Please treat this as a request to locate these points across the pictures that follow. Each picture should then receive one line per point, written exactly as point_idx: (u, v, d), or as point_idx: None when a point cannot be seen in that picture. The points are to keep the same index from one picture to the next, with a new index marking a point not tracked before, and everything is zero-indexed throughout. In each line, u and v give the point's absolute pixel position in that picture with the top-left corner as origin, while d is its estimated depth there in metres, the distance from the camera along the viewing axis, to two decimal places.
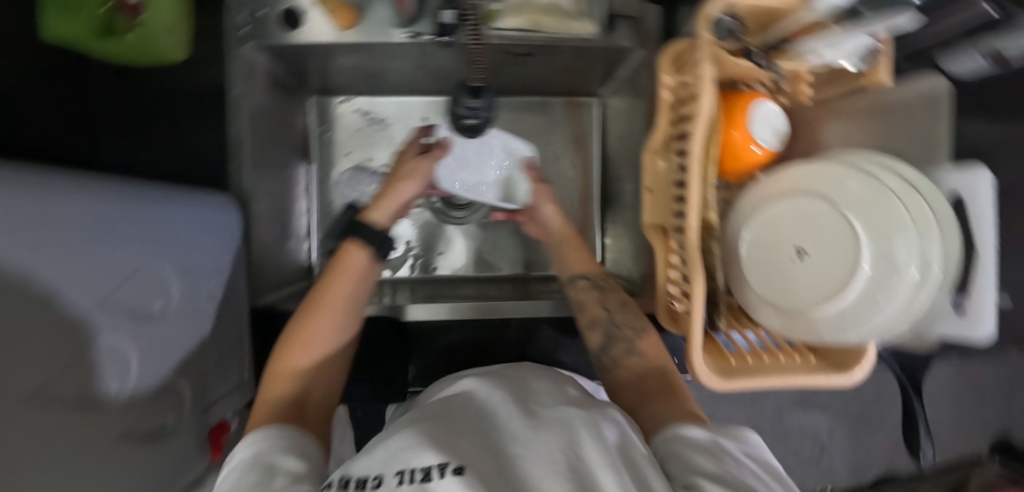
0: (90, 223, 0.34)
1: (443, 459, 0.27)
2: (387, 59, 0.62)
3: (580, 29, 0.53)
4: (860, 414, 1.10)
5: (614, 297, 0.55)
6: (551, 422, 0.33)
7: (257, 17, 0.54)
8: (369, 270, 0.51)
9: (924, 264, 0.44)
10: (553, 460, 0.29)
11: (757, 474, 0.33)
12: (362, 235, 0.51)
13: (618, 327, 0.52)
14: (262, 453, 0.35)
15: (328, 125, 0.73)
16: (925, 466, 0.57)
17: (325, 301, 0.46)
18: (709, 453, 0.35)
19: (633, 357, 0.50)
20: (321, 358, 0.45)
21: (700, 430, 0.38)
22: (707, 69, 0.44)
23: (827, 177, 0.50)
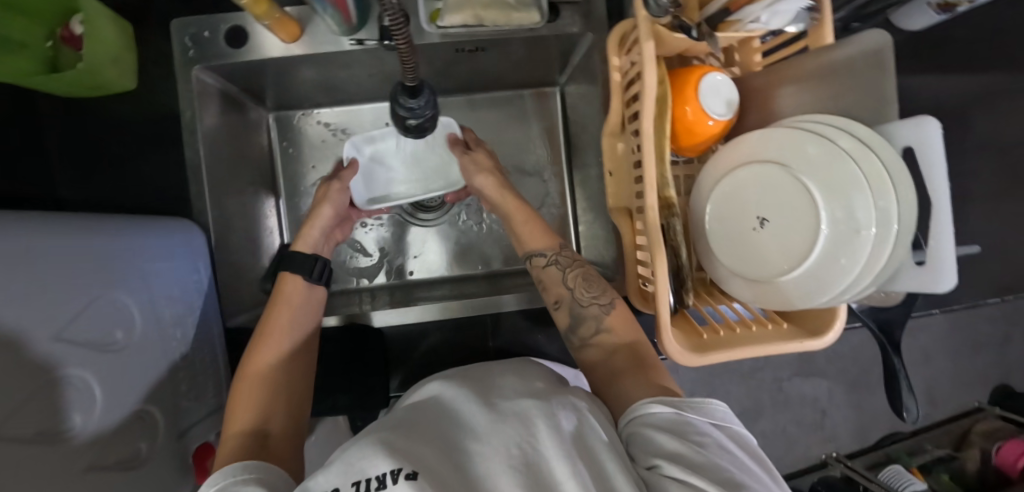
0: (37, 258, 0.34)
1: (397, 464, 0.27)
2: (338, 69, 0.62)
3: (522, 19, 0.53)
4: (857, 376, 1.10)
5: (576, 274, 0.54)
6: (511, 417, 0.33)
7: (203, 39, 0.55)
8: (312, 294, 0.55)
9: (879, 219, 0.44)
10: (509, 458, 0.29)
11: (721, 445, 0.34)
12: (291, 264, 0.55)
13: (585, 306, 0.52)
14: (224, 486, 0.34)
15: (291, 140, 0.73)
16: (912, 421, 0.57)
17: (269, 329, 0.50)
18: (674, 430, 0.35)
19: (601, 335, 0.50)
20: (279, 379, 0.47)
21: (663, 405, 0.38)
22: (648, 47, 0.44)
23: (783, 143, 0.49)
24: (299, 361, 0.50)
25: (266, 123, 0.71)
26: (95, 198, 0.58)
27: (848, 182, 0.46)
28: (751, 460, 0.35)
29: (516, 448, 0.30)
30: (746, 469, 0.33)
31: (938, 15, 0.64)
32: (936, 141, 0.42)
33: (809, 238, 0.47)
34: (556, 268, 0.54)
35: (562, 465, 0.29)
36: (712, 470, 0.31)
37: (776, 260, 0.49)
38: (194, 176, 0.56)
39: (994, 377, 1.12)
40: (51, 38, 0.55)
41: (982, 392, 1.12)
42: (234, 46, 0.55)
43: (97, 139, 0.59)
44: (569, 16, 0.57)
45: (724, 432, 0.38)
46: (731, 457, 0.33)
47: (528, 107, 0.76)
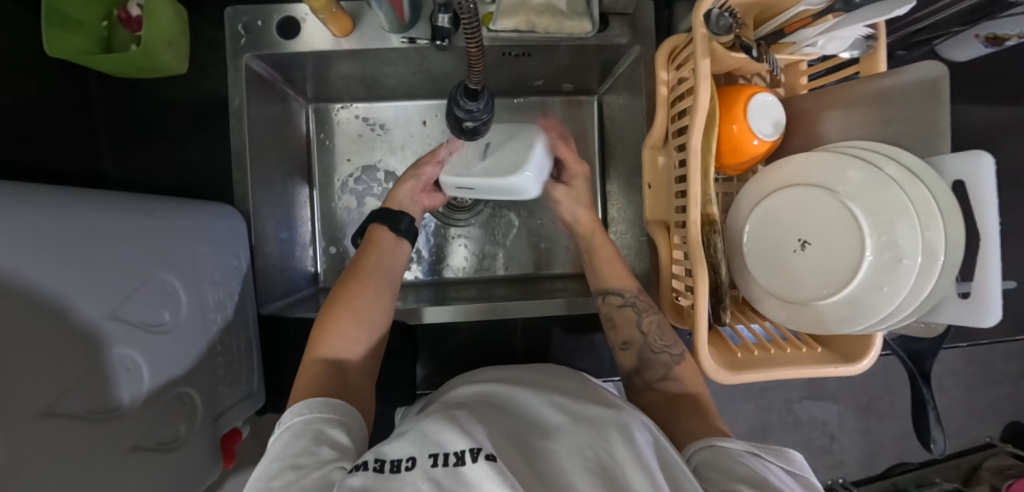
0: (91, 235, 0.34)
1: (476, 445, 0.28)
2: (384, 65, 0.62)
3: (574, 28, 0.53)
4: (870, 403, 1.09)
5: (651, 318, 0.53)
6: (589, 420, 0.34)
7: (254, 28, 0.55)
8: (399, 247, 0.56)
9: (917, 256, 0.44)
10: (584, 459, 0.30)
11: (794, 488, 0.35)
12: (381, 218, 0.57)
13: (656, 352, 0.51)
14: (311, 419, 0.36)
15: (327, 132, 0.74)
16: (938, 455, 0.57)
17: (361, 269, 0.50)
18: (748, 463, 0.36)
19: (668, 382, 0.49)
20: (360, 317, 0.47)
21: (738, 442, 0.39)
22: (704, 64, 0.45)
23: (828, 165, 0.49)
24: (384, 306, 0.49)
25: (306, 115, 0.72)
26: (138, 178, 0.59)
27: (896, 213, 0.45)
28: None
29: (592, 452, 0.30)
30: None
31: (985, 48, 0.64)
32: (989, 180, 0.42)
33: (857, 262, 0.47)
34: (632, 309, 0.54)
35: (637, 472, 0.28)
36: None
37: (812, 285, 0.49)
38: (238, 163, 0.57)
39: (1008, 414, 1.11)
40: (109, 18, 0.55)
41: (994, 428, 1.11)
42: (285, 37, 0.56)
43: (145, 121, 0.59)
44: (618, 28, 0.57)
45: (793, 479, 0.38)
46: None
47: (564, 114, 0.76)
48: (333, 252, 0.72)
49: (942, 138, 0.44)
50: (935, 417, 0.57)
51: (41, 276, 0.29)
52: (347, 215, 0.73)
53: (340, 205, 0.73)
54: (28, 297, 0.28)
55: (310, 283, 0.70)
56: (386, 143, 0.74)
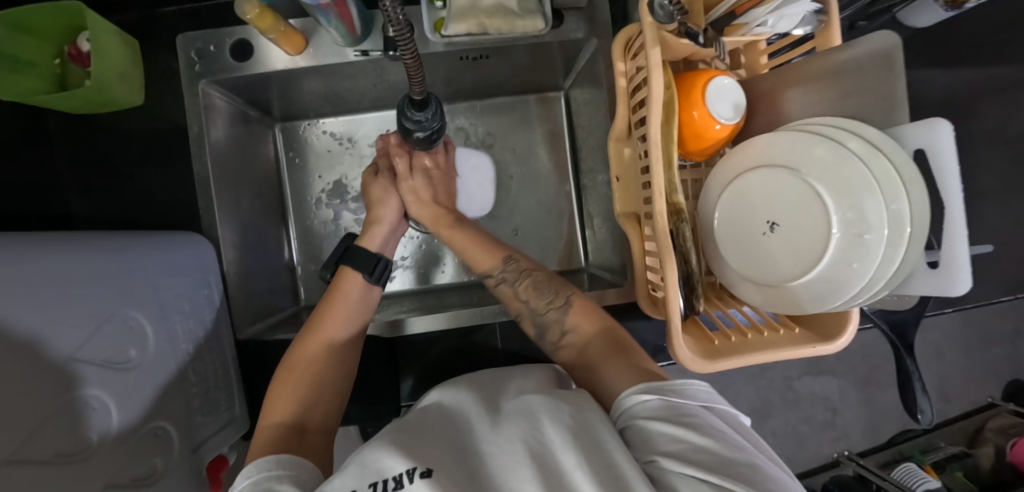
0: (54, 276, 0.34)
1: (411, 464, 0.28)
2: (345, 79, 0.62)
3: (527, 27, 0.53)
4: (868, 373, 1.10)
5: (525, 284, 0.54)
6: (515, 416, 0.34)
7: (208, 53, 0.55)
8: (368, 292, 0.57)
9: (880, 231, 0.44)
10: (516, 453, 0.30)
11: (713, 425, 0.34)
12: (354, 260, 0.59)
13: (543, 313, 0.52)
14: (259, 480, 0.34)
15: (296, 150, 0.73)
16: (928, 425, 0.57)
17: (325, 321, 0.52)
18: (667, 417, 0.34)
19: (569, 335, 0.49)
20: (322, 366, 0.48)
21: (650, 394, 0.37)
22: (655, 53, 0.44)
23: (793, 145, 0.49)
24: (347, 353, 0.51)
25: (273, 135, 0.72)
26: (105, 214, 0.59)
27: (859, 185, 0.45)
28: (740, 436, 0.34)
29: (523, 441, 0.31)
30: (744, 446, 0.32)
31: (944, 12, 0.63)
32: (949, 147, 0.41)
33: (818, 245, 0.47)
34: (507, 284, 0.55)
35: (569, 452, 0.29)
36: (718, 452, 0.30)
37: (786, 265, 0.49)
38: (202, 190, 0.56)
39: (1007, 373, 1.11)
40: (59, 56, 0.55)
41: (994, 388, 1.12)
42: (240, 60, 0.55)
43: (106, 157, 0.59)
44: (573, 22, 0.56)
45: (712, 412, 0.37)
46: (727, 434, 0.33)
47: (533, 113, 0.76)
48: (311, 269, 0.72)
49: (900, 110, 0.44)
50: (923, 387, 0.57)
51: (6, 327, 0.29)
52: (322, 232, 0.73)
53: (315, 222, 0.73)
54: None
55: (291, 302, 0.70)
56: (355, 156, 0.74)
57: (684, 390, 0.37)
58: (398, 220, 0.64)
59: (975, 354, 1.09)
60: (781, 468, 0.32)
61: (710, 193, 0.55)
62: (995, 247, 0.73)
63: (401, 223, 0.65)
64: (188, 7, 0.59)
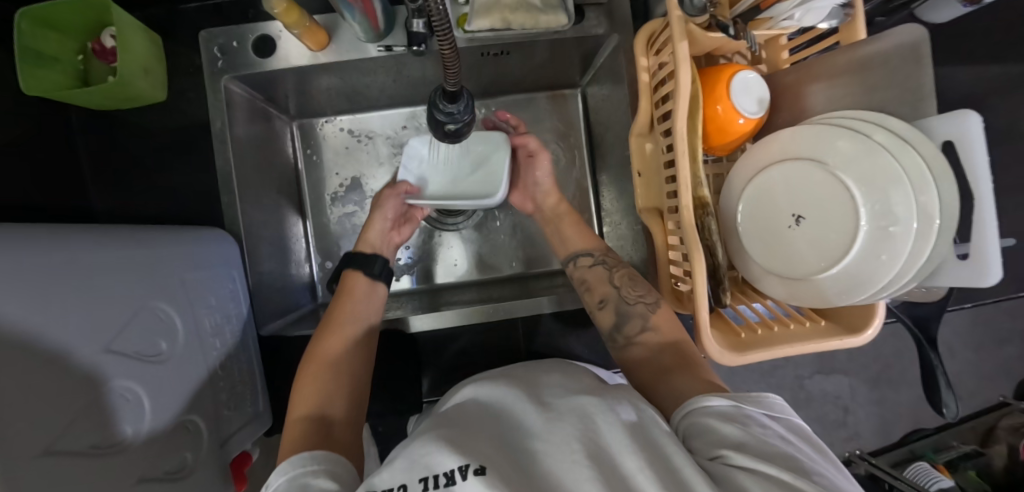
0: (89, 269, 0.34)
1: (464, 461, 0.29)
2: (364, 75, 0.62)
3: (550, 22, 0.53)
4: (881, 372, 1.10)
5: (621, 273, 0.57)
6: (567, 414, 0.34)
7: (231, 49, 0.55)
8: (373, 289, 0.58)
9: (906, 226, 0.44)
10: (572, 453, 0.30)
11: (782, 435, 0.35)
12: (353, 264, 0.60)
13: (631, 304, 0.54)
14: (297, 475, 0.35)
15: (314, 148, 0.74)
16: (954, 420, 0.56)
17: (338, 318, 0.53)
18: (734, 420, 0.35)
19: (647, 333, 0.52)
20: (345, 364, 0.49)
21: (719, 399, 0.38)
22: (681, 46, 0.44)
23: (820, 138, 0.49)
24: (363, 351, 0.52)
25: (290, 132, 0.72)
26: (127, 210, 0.59)
27: (886, 178, 0.45)
28: (807, 446, 0.35)
29: (579, 441, 0.31)
30: (811, 456, 0.33)
31: (963, 7, 0.63)
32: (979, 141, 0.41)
33: (843, 241, 0.47)
34: (602, 267, 0.59)
35: (629, 456, 0.30)
36: (786, 455, 0.32)
37: (811, 259, 0.49)
38: (224, 185, 0.56)
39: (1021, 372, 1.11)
40: (83, 51, 0.55)
41: (1007, 387, 1.12)
42: (261, 55, 0.55)
43: (128, 153, 0.59)
44: (593, 18, 0.56)
45: (780, 422, 0.38)
46: (795, 444, 0.34)
47: (549, 110, 0.76)
48: (329, 266, 0.72)
49: (928, 101, 0.44)
50: (945, 380, 0.57)
51: (37, 320, 0.28)
52: (340, 230, 0.73)
53: (332, 219, 0.73)
54: (28, 340, 0.27)
55: (309, 299, 0.70)
56: (372, 153, 0.74)
57: (749, 399, 0.39)
58: (391, 221, 0.63)
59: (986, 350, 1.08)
60: (846, 478, 0.33)
61: (734, 187, 0.55)
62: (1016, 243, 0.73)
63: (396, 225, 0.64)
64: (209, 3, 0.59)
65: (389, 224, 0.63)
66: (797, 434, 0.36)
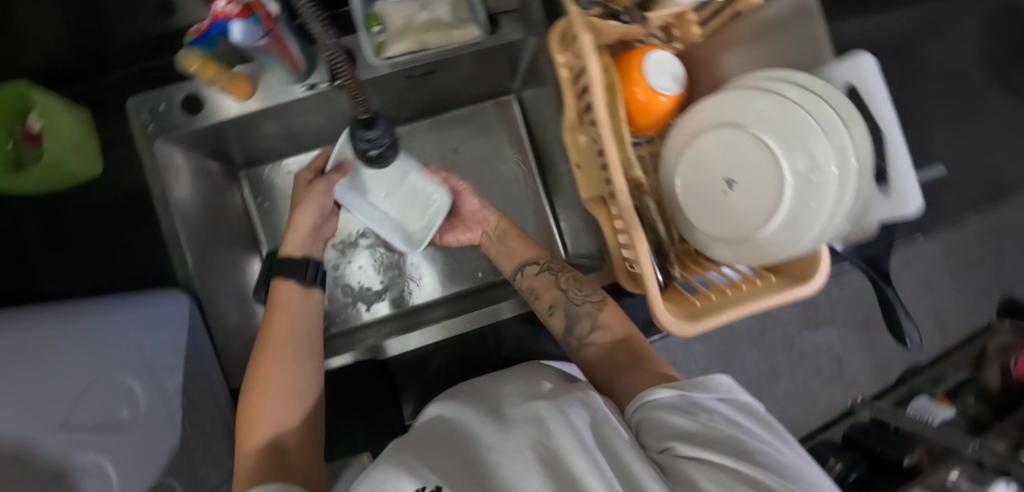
0: (32, 360, 0.34)
1: (421, 483, 0.30)
2: (299, 116, 0.62)
3: (464, 36, 0.55)
4: (862, 320, 1.24)
5: (567, 276, 0.59)
6: (524, 422, 0.35)
7: (159, 112, 0.55)
8: (306, 298, 0.56)
9: (827, 171, 0.45)
10: (525, 460, 0.31)
11: (727, 419, 0.35)
12: (282, 271, 0.56)
13: (578, 304, 0.56)
14: None
15: (264, 195, 0.74)
16: (917, 348, 0.57)
17: (272, 337, 0.51)
18: (683, 410, 0.36)
19: (598, 332, 0.53)
20: (292, 387, 0.48)
21: (667, 389, 0.39)
22: (586, 40, 0.46)
23: (738, 102, 0.50)
24: (307, 365, 0.50)
25: (238, 183, 0.72)
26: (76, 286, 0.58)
27: (801, 130, 0.47)
28: (756, 425, 0.36)
29: (532, 448, 0.32)
30: (757, 433, 0.34)
31: None
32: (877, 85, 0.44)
33: (773, 197, 0.48)
34: (548, 274, 0.60)
35: (580, 454, 0.30)
36: (733, 439, 0.32)
37: (750, 218, 0.50)
38: (174, 247, 0.56)
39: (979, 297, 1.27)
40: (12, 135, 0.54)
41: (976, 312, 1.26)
42: (190, 114, 0.56)
43: (69, 229, 0.59)
44: (509, 25, 0.57)
45: (730, 403, 0.39)
46: (740, 424, 0.35)
47: (490, 118, 0.77)
48: None
49: (825, 53, 0.48)
50: (905, 311, 0.58)
51: None
52: None
53: None
54: None
55: None
56: None
57: (696, 382, 0.39)
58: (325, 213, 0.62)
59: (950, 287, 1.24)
60: (795, 453, 0.34)
61: (669, 164, 0.56)
62: None
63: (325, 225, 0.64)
64: (134, 71, 0.60)
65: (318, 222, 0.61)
66: (744, 413, 0.37)
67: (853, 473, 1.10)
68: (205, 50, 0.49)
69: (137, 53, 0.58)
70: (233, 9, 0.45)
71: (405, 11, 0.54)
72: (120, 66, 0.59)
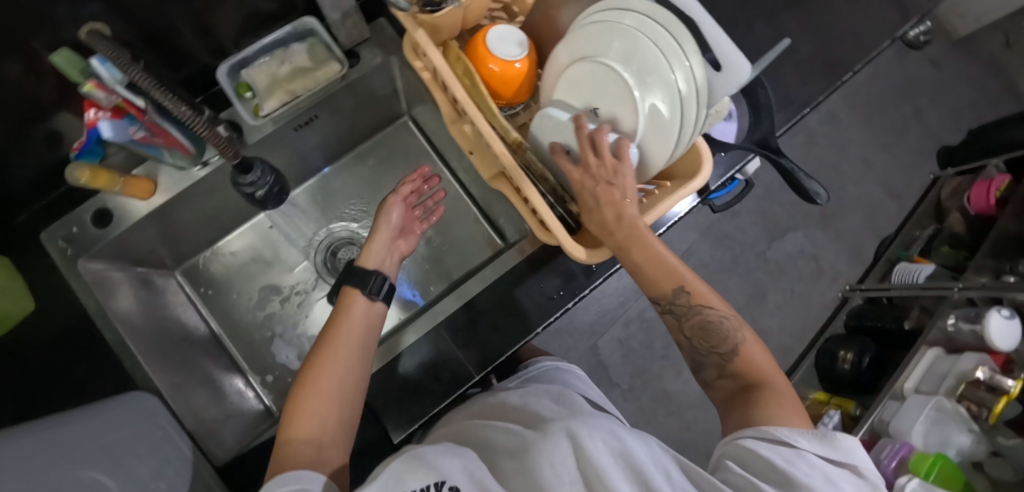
0: (12, 460, 0.36)
1: (438, 479, 0.32)
2: (208, 196, 0.66)
3: (327, 73, 0.60)
4: (821, 215, 1.44)
5: (693, 324, 0.50)
6: (554, 434, 0.36)
7: (73, 234, 0.58)
8: (373, 310, 0.56)
9: (672, 95, 0.47)
10: (558, 477, 0.32)
11: (825, 478, 0.36)
12: (353, 280, 0.57)
13: (704, 355, 0.51)
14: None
15: (206, 284, 0.76)
16: (826, 202, 0.60)
17: (331, 343, 0.51)
18: (783, 453, 0.37)
19: (726, 378, 0.50)
20: (343, 389, 0.48)
21: (781, 433, 0.39)
22: (421, 36, 0.51)
23: (584, 37, 0.53)
24: (358, 375, 0.50)
25: (176, 282, 0.74)
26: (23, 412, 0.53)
27: (637, 48, 0.49)
28: None
29: (561, 464, 0.33)
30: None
31: None
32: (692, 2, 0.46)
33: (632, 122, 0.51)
34: (673, 317, 0.51)
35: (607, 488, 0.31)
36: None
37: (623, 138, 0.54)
38: (122, 352, 0.57)
39: (902, 171, 1.49)
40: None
41: (901, 185, 1.48)
42: (103, 225, 0.59)
43: None
44: (365, 53, 0.63)
45: (843, 469, 0.38)
46: (832, 486, 0.35)
47: (394, 143, 0.81)
48: (270, 378, 0.73)
49: None
50: (803, 173, 0.62)
51: None
52: (267, 340, 0.75)
53: (256, 335, 0.75)
54: None
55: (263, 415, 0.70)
56: (262, 262, 0.78)
57: (803, 432, 0.40)
58: (396, 229, 0.64)
59: (866, 172, 1.48)
60: None
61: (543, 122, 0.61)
62: (827, 44, 0.82)
63: (400, 237, 0.64)
64: (39, 207, 0.63)
65: (394, 231, 0.64)
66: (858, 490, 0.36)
67: (866, 357, 1.11)
68: (90, 161, 0.55)
69: (36, 189, 0.61)
70: (103, 114, 0.50)
71: (267, 70, 0.59)
72: (24, 206, 0.61)
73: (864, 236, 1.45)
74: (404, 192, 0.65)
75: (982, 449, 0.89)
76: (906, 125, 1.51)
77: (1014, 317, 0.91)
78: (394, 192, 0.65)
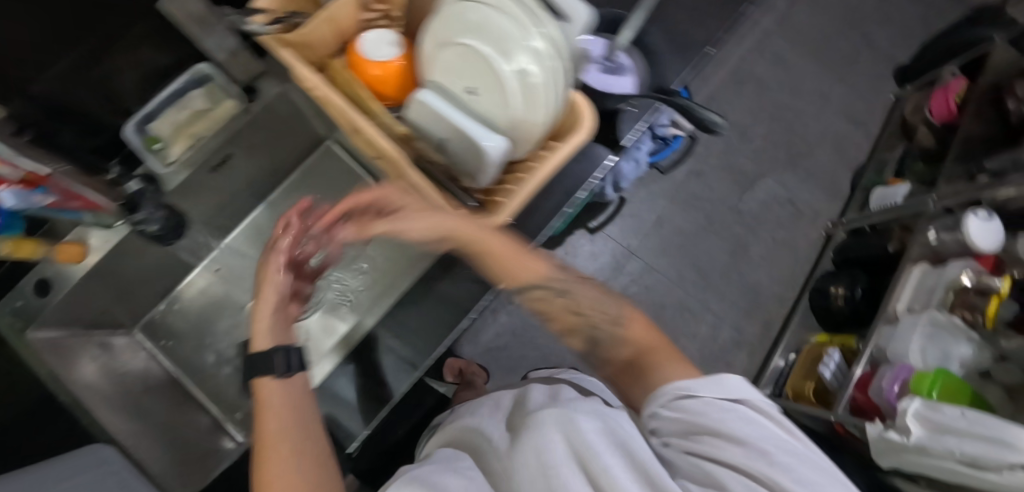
0: None
1: None
2: (145, 252, 0.69)
3: (225, 110, 0.65)
4: (788, 157, 1.42)
5: (577, 299, 0.45)
6: (533, 435, 0.33)
7: (16, 307, 0.60)
8: (291, 385, 0.42)
9: (533, 55, 0.47)
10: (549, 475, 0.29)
11: (742, 419, 0.32)
12: (260, 363, 0.42)
13: (598, 332, 0.44)
14: None
15: (165, 336, 0.79)
16: (726, 131, 0.59)
17: (251, 448, 0.35)
18: (698, 425, 0.32)
19: (619, 348, 0.43)
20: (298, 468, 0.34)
21: (673, 397, 0.35)
22: (288, 55, 0.52)
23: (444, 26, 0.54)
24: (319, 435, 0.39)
25: (136, 340, 0.77)
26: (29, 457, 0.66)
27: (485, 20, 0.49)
28: (773, 422, 0.32)
29: (549, 461, 0.30)
30: (767, 430, 0.30)
31: None
32: None
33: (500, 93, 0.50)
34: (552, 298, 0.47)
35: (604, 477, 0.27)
36: (738, 449, 0.29)
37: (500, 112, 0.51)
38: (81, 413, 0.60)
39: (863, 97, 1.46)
40: None
41: (865, 111, 1.45)
42: (43, 294, 0.60)
43: None
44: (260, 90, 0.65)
45: (740, 398, 0.34)
46: (751, 422, 0.31)
47: (324, 168, 0.82)
48: (238, 416, 0.75)
49: None
50: (699, 105, 0.60)
51: None
52: (229, 381, 0.77)
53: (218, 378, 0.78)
54: None
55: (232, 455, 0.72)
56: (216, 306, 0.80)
57: (694, 379, 0.35)
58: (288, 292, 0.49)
59: (825, 107, 1.46)
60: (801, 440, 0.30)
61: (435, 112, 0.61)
62: None
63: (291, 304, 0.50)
64: None
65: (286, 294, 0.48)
66: (763, 409, 0.33)
67: (857, 288, 1.08)
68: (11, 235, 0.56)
69: None
70: (14, 186, 0.50)
71: (169, 119, 0.64)
72: None
73: (837, 170, 1.42)
74: (289, 238, 0.49)
75: (988, 358, 0.82)
76: (858, 52, 1.49)
77: (993, 217, 0.85)
78: (265, 253, 0.48)
